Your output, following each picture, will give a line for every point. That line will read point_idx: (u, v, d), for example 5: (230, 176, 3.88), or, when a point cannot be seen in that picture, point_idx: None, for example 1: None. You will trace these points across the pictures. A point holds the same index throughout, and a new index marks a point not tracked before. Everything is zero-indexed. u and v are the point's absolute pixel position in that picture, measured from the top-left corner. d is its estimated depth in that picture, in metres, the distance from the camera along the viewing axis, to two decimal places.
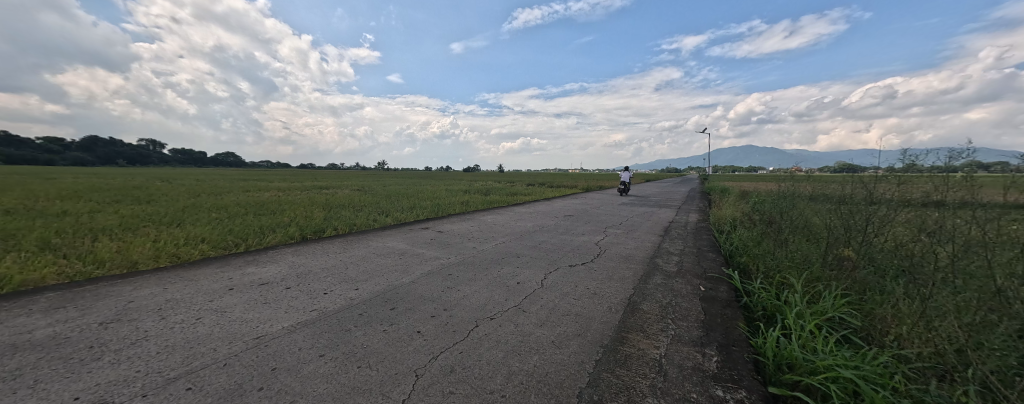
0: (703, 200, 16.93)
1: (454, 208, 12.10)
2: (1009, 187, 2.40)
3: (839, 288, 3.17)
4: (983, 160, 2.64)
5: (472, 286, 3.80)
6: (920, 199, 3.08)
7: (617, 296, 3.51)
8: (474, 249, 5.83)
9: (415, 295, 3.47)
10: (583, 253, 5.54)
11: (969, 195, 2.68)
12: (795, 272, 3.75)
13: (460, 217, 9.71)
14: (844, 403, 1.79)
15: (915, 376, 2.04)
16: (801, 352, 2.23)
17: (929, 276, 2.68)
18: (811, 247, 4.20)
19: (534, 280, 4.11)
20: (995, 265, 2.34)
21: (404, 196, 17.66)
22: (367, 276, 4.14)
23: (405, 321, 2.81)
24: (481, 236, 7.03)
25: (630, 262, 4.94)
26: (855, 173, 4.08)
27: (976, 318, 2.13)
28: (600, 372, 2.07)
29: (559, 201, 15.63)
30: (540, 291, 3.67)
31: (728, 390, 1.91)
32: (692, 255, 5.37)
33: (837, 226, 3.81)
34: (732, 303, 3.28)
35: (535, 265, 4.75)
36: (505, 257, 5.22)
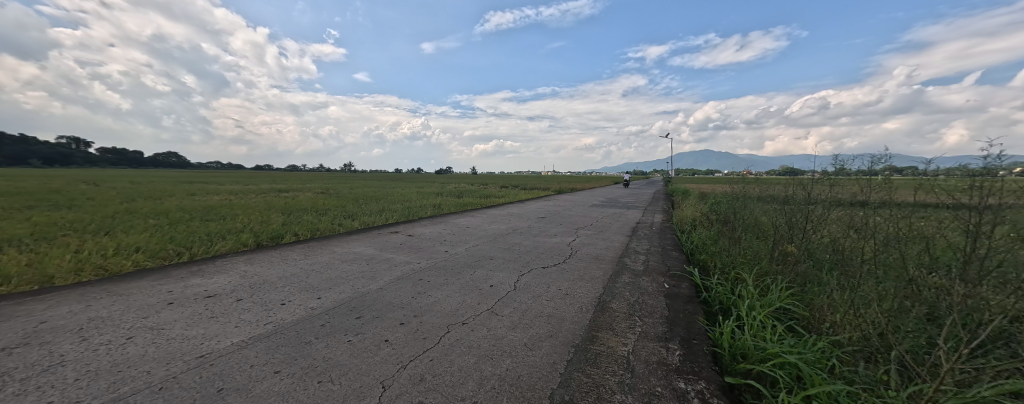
0: (666, 200, 17.75)
1: (424, 211, 11.83)
2: (917, 188, 2.77)
3: (785, 280, 3.47)
4: (898, 165, 3.02)
5: (443, 291, 3.73)
6: (849, 199, 3.45)
7: (587, 296, 3.59)
8: (446, 252, 5.73)
9: (383, 302, 3.34)
10: (554, 254, 5.61)
11: (888, 196, 3.05)
12: (747, 268, 4.05)
13: (431, 220, 9.50)
14: (789, 387, 1.96)
15: (847, 359, 2.27)
16: (753, 341, 2.42)
17: (858, 268, 3.01)
18: (761, 244, 4.56)
19: (507, 282, 4.11)
20: (909, 258, 2.67)
21: (370, 199, 17.03)
22: (331, 283, 3.93)
23: (372, 330, 2.69)
24: (453, 239, 6.93)
25: (599, 263, 5.08)
26: (797, 176, 4.49)
27: (895, 304, 2.43)
28: (570, 372, 2.10)
29: (530, 203, 15.79)
30: (513, 293, 3.67)
31: (689, 382, 2.02)
32: (657, 254, 5.63)
33: (782, 224, 4.16)
34: (692, 298, 3.47)
35: (508, 268, 4.75)
36: (478, 260, 5.17)
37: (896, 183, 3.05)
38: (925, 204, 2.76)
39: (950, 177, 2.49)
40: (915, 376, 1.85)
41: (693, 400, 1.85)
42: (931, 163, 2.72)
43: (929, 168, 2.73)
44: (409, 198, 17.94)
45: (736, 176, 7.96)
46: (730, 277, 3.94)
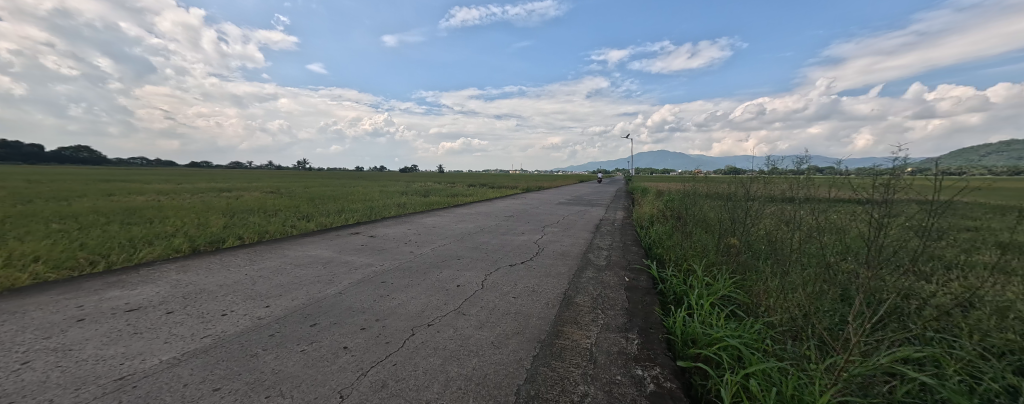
0: (626, 198, 18.58)
1: (386, 210, 11.36)
2: (832, 185, 3.18)
3: (729, 270, 3.80)
4: (820, 165, 3.43)
5: (408, 292, 3.62)
6: (782, 195, 3.86)
7: (552, 292, 3.67)
8: (411, 253, 5.55)
9: (341, 307, 3.17)
10: (521, 252, 5.67)
11: (812, 193, 3.45)
12: (697, 259, 4.38)
13: (395, 220, 9.15)
14: (731, 367, 2.16)
15: (779, 338, 2.56)
16: (702, 327, 2.63)
17: (788, 256, 3.38)
18: (709, 238, 4.95)
19: (474, 281, 4.08)
20: (828, 247, 3.05)
21: (327, 198, 16.08)
22: (282, 290, 3.65)
23: (328, 338, 2.53)
24: (419, 239, 6.73)
25: (564, 259, 5.21)
26: (739, 175, 4.93)
27: (817, 288, 2.76)
28: (536, 367, 2.14)
29: (496, 202, 15.80)
30: (480, 293, 3.64)
31: (645, 369, 2.14)
32: (618, 249, 5.89)
33: (726, 219, 4.56)
34: (650, 290, 3.69)
35: (476, 267, 4.71)
36: (444, 260, 5.07)
37: (819, 181, 3.48)
38: (840, 200, 3.19)
39: (858, 175, 2.90)
40: (831, 350, 2.14)
41: (650, 385, 1.97)
42: (842, 163, 3.15)
43: (842, 168, 3.13)
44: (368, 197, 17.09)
45: (688, 175, 8.55)
46: (683, 268, 4.24)
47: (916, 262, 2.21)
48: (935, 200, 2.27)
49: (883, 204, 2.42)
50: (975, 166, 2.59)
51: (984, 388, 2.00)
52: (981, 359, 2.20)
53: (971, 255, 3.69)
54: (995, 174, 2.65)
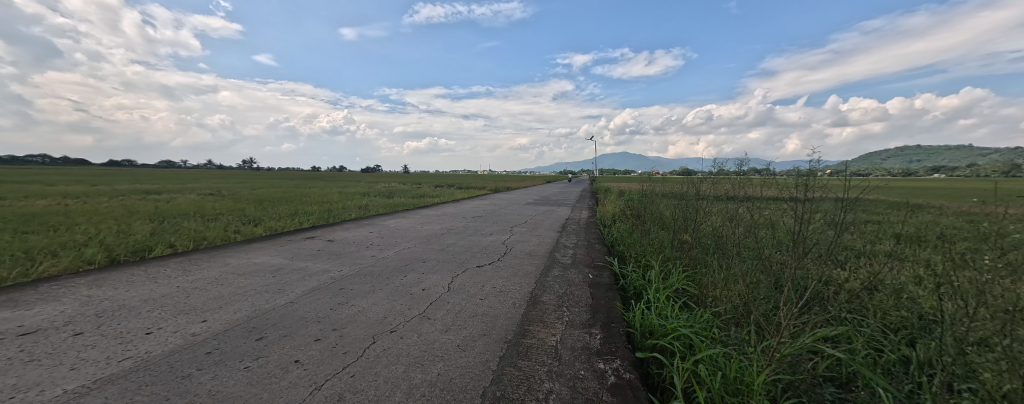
0: (590, 198, 19.18)
1: (345, 213, 10.74)
2: (765, 184, 3.53)
3: (683, 264, 4.07)
4: (756, 166, 3.79)
5: (368, 299, 3.45)
6: (727, 194, 4.21)
7: (519, 292, 3.69)
8: (372, 257, 5.29)
9: (292, 318, 2.94)
10: (489, 253, 5.64)
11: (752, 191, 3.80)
12: (655, 255, 4.65)
13: (355, 223, 8.67)
14: (684, 355, 2.31)
15: (725, 325, 2.79)
16: (658, 319, 2.80)
17: (732, 249, 3.70)
18: (666, 234, 5.27)
19: (440, 284, 3.99)
20: (766, 241, 3.39)
21: (279, 200, 14.94)
22: (222, 302, 3.31)
23: (277, 352, 2.34)
24: (382, 242, 6.43)
25: (532, 259, 5.26)
26: (691, 175, 5.29)
27: (756, 278, 3.05)
28: (502, 368, 2.14)
29: (463, 202, 15.62)
30: (446, 296, 3.57)
31: (607, 362, 2.23)
32: (583, 247, 6.08)
33: (680, 216, 4.88)
34: (612, 286, 3.85)
35: (442, 269, 4.61)
36: (409, 264, 4.90)
37: (757, 180, 3.86)
38: (773, 198, 3.54)
39: (785, 176, 3.26)
40: (766, 333, 2.38)
41: (611, 377, 2.06)
42: (773, 165, 3.51)
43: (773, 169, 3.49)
44: (325, 199, 16.05)
45: (647, 175, 9.03)
46: (642, 264, 4.47)
47: (832, 252, 2.54)
48: (845, 197, 2.61)
49: (805, 201, 2.74)
50: (873, 169, 3.04)
51: (885, 359, 2.35)
52: (883, 335, 2.57)
53: (878, 245, 4.28)
54: (891, 174, 3.10)
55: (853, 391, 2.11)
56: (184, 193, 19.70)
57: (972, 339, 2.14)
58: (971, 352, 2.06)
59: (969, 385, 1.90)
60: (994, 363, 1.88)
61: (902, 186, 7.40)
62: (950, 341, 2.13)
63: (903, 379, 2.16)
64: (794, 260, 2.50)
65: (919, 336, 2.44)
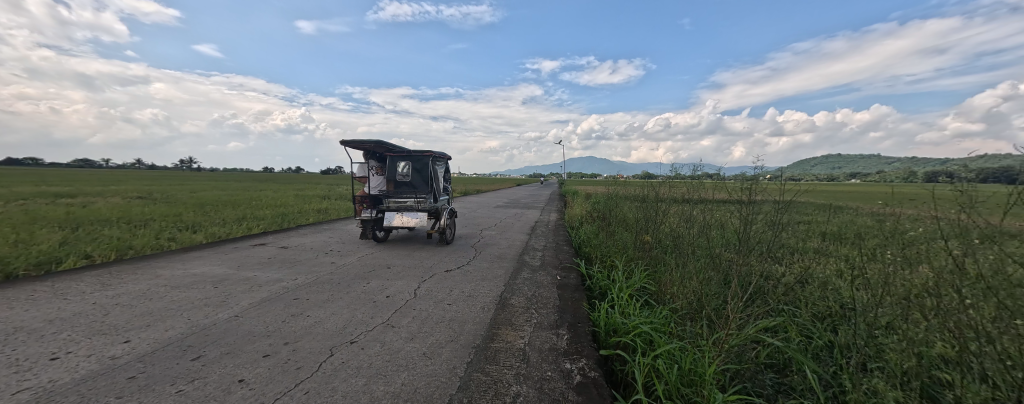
0: (555, 201, 19.51)
1: (302, 217, 10.06)
2: (716, 187, 3.85)
3: (645, 264, 4.28)
4: (709, 171, 4.11)
5: (326, 309, 3.24)
6: (684, 197, 4.50)
7: (488, 296, 3.66)
8: (332, 264, 4.99)
9: (237, 333, 2.69)
10: (457, 257, 5.54)
11: (705, 194, 4.11)
12: (619, 255, 4.84)
13: (313, 228, 8.13)
14: (645, 351, 2.42)
15: (682, 320, 2.97)
16: (622, 317, 2.91)
17: (687, 248, 3.95)
18: (629, 235, 5.51)
19: (406, 290, 3.85)
20: (717, 240, 3.65)
21: (224, 204, 13.66)
22: (152, 318, 2.94)
23: (217, 372, 2.12)
24: (344, 248, 6.09)
25: (501, 262, 5.25)
26: (652, 179, 5.59)
27: (709, 275, 3.28)
28: (469, 374, 2.11)
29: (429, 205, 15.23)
30: (412, 302, 3.45)
31: (573, 361, 2.28)
32: (552, 249, 6.17)
33: (642, 218, 5.14)
34: (579, 286, 3.94)
35: (408, 275, 4.45)
36: (372, 270, 4.68)
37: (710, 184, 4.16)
38: (723, 200, 3.85)
39: (731, 180, 3.58)
40: (717, 325, 2.56)
41: (576, 376, 2.10)
42: (722, 170, 3.83)
43: (723, 173, 3.80)
44: (278, 203, 14.94)
45: (612, 179, 9.39)
46: (607, 264, 4.63)
47: (771, 249, 2.80)
48: (782, 199, 2.91)
49: (749, 203, 3.01)
50: (804, 174, 3.41)
51: (814, 345, 2.63)
52: (813, 323, 2.88)
53: (812, 242, 4.78)
54: (819, 179, 3.50)
55: (790, 376, 2.34)
56: (106, 197, 17.40)
57: (881, 323, 2.47)
58: (879, 334, 2.37)
59: (880, 364, 2.19)
60: (898, 343, 2.18)
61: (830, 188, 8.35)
62: (866, 326, 2.43)
63: (829, 362, 2.44)
64: (739, 257, 2.73)
65: (841, 322, 2.77)
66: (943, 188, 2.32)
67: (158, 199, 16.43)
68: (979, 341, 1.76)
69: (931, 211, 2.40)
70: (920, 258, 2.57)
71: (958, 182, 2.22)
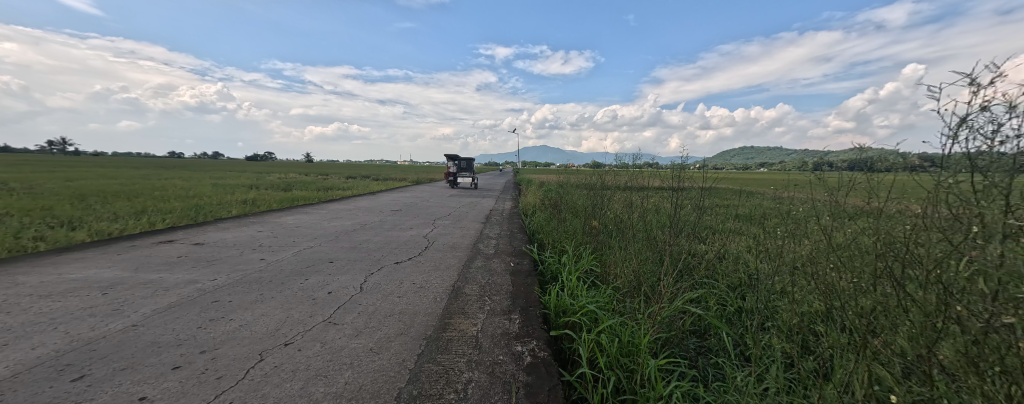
0: (508, 189, 19.64)
1: (222, 210, 8.85)
2: (654, 175, 4.22)
3: (593, 247, 4.55)
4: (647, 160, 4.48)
5: (256, 310, 2.93)
6: (627, 184, 4.86)
7: (440, 286, 3.61)
8: (261, 261, 4.50)
9: (141, 344, 2.32)
10: (408, 248, 5.35)
11: (645, 181, 4.48)
12: (570, 240, 5.09)
13: (237, 222, 7.21)
14: (590, 328, 2.60)
15: (624, 296, 3.23)
16: (570, 298, 3.07)
17: (629, 230, 4.28)
18: (579, 220, 5.80)
19: (350, 285, 3.62)
20: (654, 223, 4.01)
21: (121, 196, 11.54)
22: (15, 336, 2.40)
23: (111, 392, 1.80)
24: (277, 243, 5.51)
25: (455, 251, 5.19)
26: (600, 168, 5.93)
27: (648, 255, 3.58)
28: (419, 365, 2.08)
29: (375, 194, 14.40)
30: (357, 297, 3.26)
31: (524, 344, 2.35)
32: (506, 236, 6.25)
33: (591, 204, 5.44)
34: (531, 271, 4.06)
35: (352, 269, 4.18)
36: (312, 265, 4.32)
37: (650, 174, 4.47)
38: (659, 187, 4.24)
39: (666, 169, 3.90)
40: (652, 300, 2.84)
41: (527, 357, 2.18)
42: (659, 160, 4.20)
43: (660, 162, 4.18)
44: (191, 193, 12.97)
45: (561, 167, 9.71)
46: (559, 249, 4.82)
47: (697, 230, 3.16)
48: (706, 186, 3.30)
49: (678, 189, 3.36)
50: (724, 164, 3.85)
51: (729, 312, 3.04)
52: (727, 292, 3.34)
53: (735, 225, 5.45)
54: (736, 168, 4.01)
55: (711, 340, 2.69)
56: None
57: (777, 289, 2.94)
58: (777, 299, 2.82)
59: (777, 324, 2.61)
60: (789, 305, 2.62)
61: (746, 176, 9.50)
62: (769, 293, 2.87)
63: (739, 325, 2.84)
64: (671, 238, 3.04)
65: (749, 290, 3.24)
66: (825, 175, 2.80)
67: (20, 189, 13.26)
68: (845, 298, 2.18)
69: (816, 194, 2.88)
70: (808, 234, 3.09)
71: (833, 170, 2.71)
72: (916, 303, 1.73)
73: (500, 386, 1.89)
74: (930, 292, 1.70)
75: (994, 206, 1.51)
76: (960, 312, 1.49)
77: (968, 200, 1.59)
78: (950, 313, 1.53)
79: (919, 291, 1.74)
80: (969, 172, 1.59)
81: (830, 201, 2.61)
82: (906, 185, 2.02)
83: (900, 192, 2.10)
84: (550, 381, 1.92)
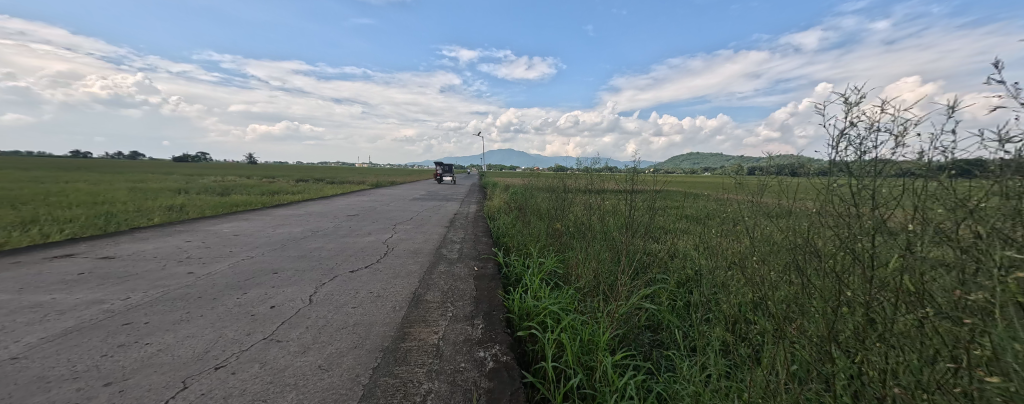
0: (471, 192, 19.48)
1: (142, 217, 7.76)
2: (612, 178, 4.42)
3: (555, 248, 4.63)
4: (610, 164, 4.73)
5: (182, 331, 2.60)
6: (588, 187, 5.03)
7: (399, 294, 3.45)
8: (189, 275, 4.00)
9: (26, 380, 1.95)
10: (364, 255, 5.05)
11: (606, 184, 4.70)
12: (534, 241, 5.13)
13: (161, 231, 6.37)
14: (552, 330, 2.63)
15: (585, 295, 3.31)
16: (532, 300, 3.09)
17: (588, 231, 4.41)
18: (543, 223, 5.88)
19: (296, 298, 3.34)
20: (613, 225, 4.19)
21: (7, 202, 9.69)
22: None
23: None
24: (209, 254, 4.93)
25: (415, 257, 5.00)
26: (564, 172, 6.12)
27: (608, 255, 3.73)
28: (375, 380, 1.97)
29: (329, 198, 13.49)
30: (305, 310, 3.02)
31: (486, 349, 2.32)
32: (470, 240, 6.16)
33: (556, 207, 5.57)
34: (495, 275, 4.02)
35: (300, 281, 3.86)
36: (252, 278, 3.93)
37: (609, 177, 4.68)
38: (615, 189, 4.45)
39: (621, 173, 4.12)
40: (610, 298, 2.96)
41: (489, 363, 2.15)
42: (617, 164, 4.41)
43: (619, 167, 4.39)
44: (102, 198, 11.24)
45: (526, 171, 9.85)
46: (523, 252, 4.84)
47: (649, 230, 3.35)
48: (655, 189, 3.52)
49: (631, 192, 3.56)
50: (674, 168, 4.14)
51: (680, 305, 3.25)
52: (677, 287, 3.57)
53: (687, 225, 5.84)
54: (685, 172, 4.33)
55: (664, 334, 2.85)
56: None
57: (719, 283, 3.19)
58: (719, 292, 3.07)
59: (719, 314, 2.84)
60: (729, 297, 2.86)
61: (696, 179, 10.21)
62: (713, 286, 3.11)
63: (689, 318, 3.05)
64: (627, 239, 3.19)
65: (696, 285, 3.49)
66: (751, 179, 3.12)
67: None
68: (773, 289, 2.43)
69: (744, 195, 3.18)
70: (744, 231, 3.39)
71: (761, 174, 3.02)
72: (827, 291, 1.98)
73: (461, 395, 1.84)
74: (838, 281, 1.95)
75: (886, 205, 1.76)
76: (862, 297, 1.72)
77: (867, 202, 1.85)
78: (852, 299, 1.77)
79: (830, 280, 1.99)
80: (863, 177, 1.87)
81: (759, 201, 2.91)
82: (813, 186, 2.31)
83: (811, 193, 2.39)
84: (511, 385, 1.92)
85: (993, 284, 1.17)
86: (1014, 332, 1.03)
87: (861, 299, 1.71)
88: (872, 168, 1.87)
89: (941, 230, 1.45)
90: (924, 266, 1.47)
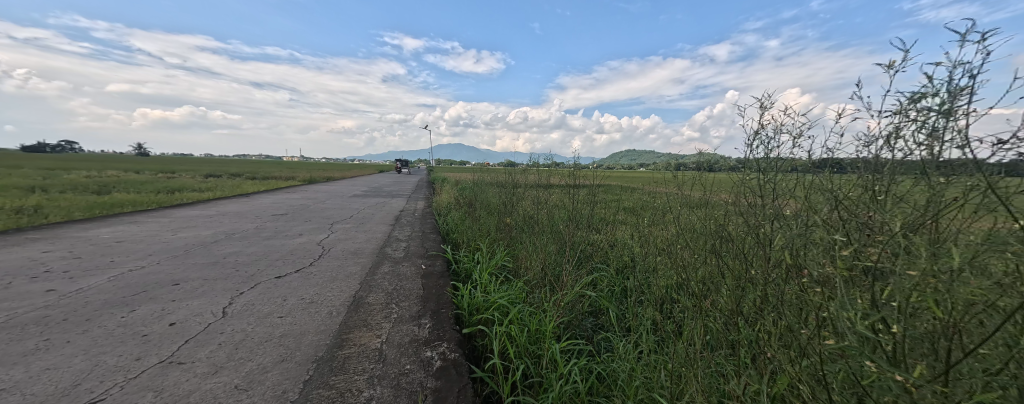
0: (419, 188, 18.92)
1: None
2: (559, 173, 4.58)
3: (504, 243, 4.66)
4: (557, 160, 4.87)
5: (42, 363, 2.10)
6: (536, 183, 5.15)
7: (337, 298, 3.19)
8: (52, 293, 3.24)
9: None
10: (293, 258, 4.56)
11: (553, 179, 4.84)
12: (483, 236, 5.10)
13: (7, 240, 5.04)
14: (500, 323, 2.65)
15: (533, 285, 3.39)
16: (482, 295, 3.08)
17: (536, 225, 4.51)
18: (492, 218, 5.87)
19: (206, 311, 2.89)
20: (560, 218, 4.33)
21: None
22: None
23: None
24: (81, 267, 4.03)
25: (354, 258, 4.64)
26: (513, 167, 6.16)
27: (554, 247, 3.85)
28: (307, 393, 1.79)
29: (247, 196, 11.92)
30: (217, 325, 2.63)
31: (433, 349, 2.24)
32: (417, 238, 5.90)
33: (505, 202, 5.58)
34: (443, 272, 3.92)
35: (210, 291, 3.35)
36: (144, 291, 3.31)
37: (555, 172, 4.84)
38: (562, 184, 4.60)
39: (567, 167, 4.29)
40: (557, 288, 3.07)
41: (436, 362, 2.08)
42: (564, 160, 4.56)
43: (565, 162, 4.54)
44: None
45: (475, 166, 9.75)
46: (472, 247, 4.78)
47: (591, 222, 3.53)
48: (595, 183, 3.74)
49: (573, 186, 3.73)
50: (614, 163, 4.41)
51: (619, 290, 3.49)
52: (617, 274, 3.82)
53: (628, 217, 6.25)
54: (624, 167, 4.63)
55: (606, 319, 3.04)
56: None
57: (650, 267, 3.49)
58: (651, 275, 3.36)
59: (651, 296, 3.12)
60: (660, 281, 3.15)
61: (633, 173, 11.00)
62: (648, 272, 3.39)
63: (626, 301, 3.29)
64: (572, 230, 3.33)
65: (632, 270, 3.77)
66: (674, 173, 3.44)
67: None
68: (695, 271, 2.73)
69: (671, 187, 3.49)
70: (670, 220, 3.73)
71: (682, 168, 3.35)
72: (737, 271, 2.28)
73: (405, 398, 1.76)
74: (747, 261, 2.25)
75: (786, 196, 2.08)
76: (765, 275, 2.01)
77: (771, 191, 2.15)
78: (757, 276, 2.06)
79: (740, 261, 2.30)
80: (768, 172, 2.17)
81: (684, 193, 3.23)
82: (728, 180, 2.63)
83: (727, 184, 2.71)
84: (459, 382, 1.88)
85: (856, 258, 1.45)
86: (870, 298, 1.27)
87: (763, 277, 1.99)
88: (775, 164, 2.18)
89: (822, 215, 1.75)
90: (812, 245, 1.76)
